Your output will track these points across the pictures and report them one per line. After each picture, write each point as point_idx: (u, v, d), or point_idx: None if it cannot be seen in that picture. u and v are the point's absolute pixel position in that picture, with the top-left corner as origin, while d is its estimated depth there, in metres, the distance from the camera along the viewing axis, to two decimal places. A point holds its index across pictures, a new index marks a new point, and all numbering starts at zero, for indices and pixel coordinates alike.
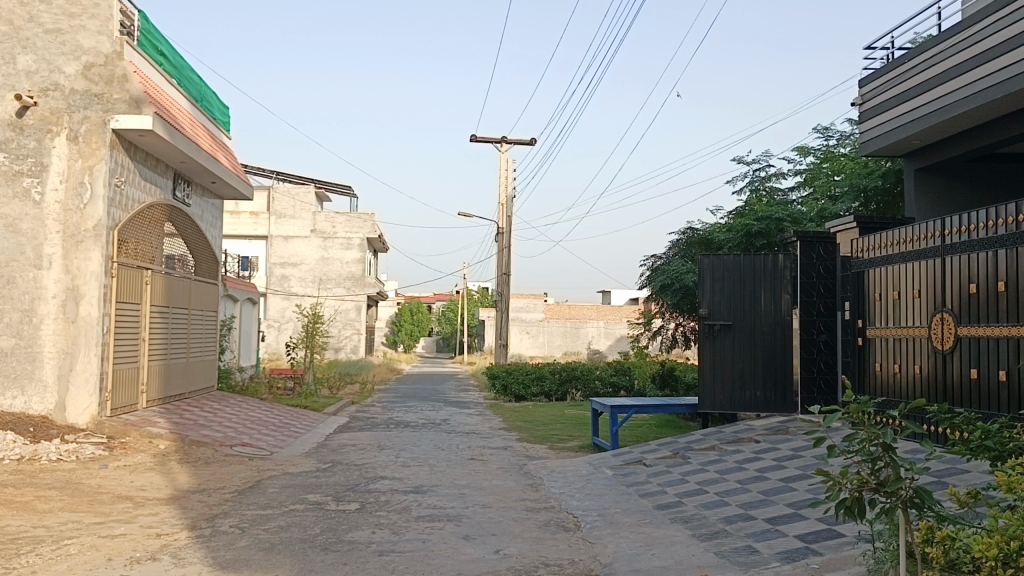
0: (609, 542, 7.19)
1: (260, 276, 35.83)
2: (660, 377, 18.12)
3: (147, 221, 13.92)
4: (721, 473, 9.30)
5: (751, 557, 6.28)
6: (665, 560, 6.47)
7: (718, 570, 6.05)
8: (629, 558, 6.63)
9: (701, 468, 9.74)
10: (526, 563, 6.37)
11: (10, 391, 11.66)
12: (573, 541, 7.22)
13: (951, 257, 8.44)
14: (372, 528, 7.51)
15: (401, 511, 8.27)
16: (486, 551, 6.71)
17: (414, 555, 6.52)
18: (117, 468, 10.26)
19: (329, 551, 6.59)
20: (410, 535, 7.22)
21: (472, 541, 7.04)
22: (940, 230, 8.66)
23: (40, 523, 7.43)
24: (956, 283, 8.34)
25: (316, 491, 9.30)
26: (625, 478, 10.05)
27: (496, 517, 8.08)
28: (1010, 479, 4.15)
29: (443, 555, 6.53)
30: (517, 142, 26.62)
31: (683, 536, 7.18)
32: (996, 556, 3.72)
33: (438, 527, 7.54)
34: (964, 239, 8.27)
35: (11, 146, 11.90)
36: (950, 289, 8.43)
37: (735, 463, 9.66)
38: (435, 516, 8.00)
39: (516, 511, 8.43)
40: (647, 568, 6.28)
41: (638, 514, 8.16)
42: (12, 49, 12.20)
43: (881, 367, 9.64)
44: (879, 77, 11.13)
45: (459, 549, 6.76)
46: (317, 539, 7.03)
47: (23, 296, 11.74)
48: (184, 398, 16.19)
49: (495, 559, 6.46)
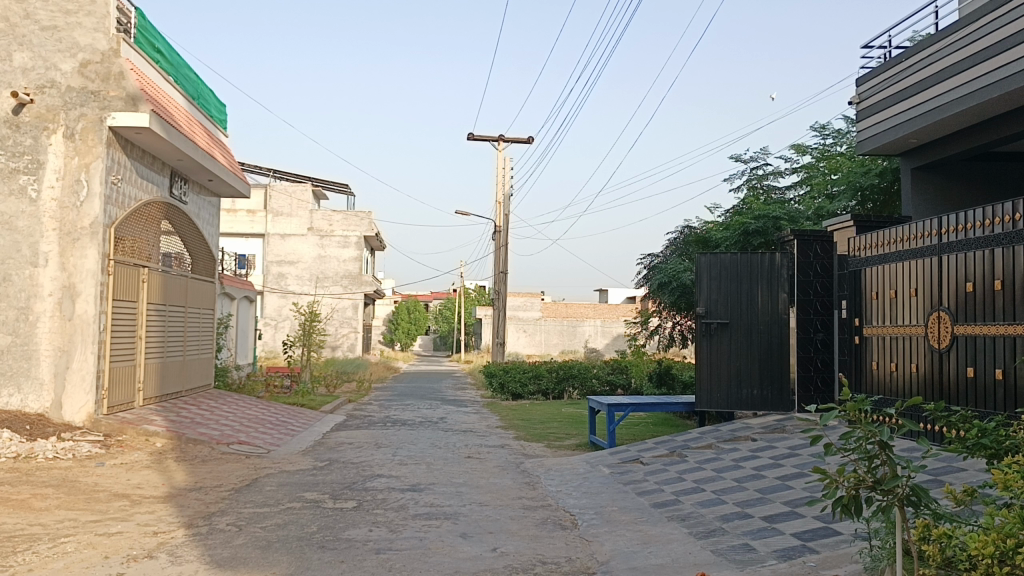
0: (606, 540, 7.17)
1: (257, 275, 35.78)
2: (657, 376, 18.12)
3: (144, 220, 13.87)
4: (718, 471, 9.29)
5: (748, 555, 6.27)
6: (662, 558, 6.46)
7: (716, 568, 6.04)
8: (626, 556, 6.62)
9: (698, 466, 9.73)
10: (523, 561, 6.35)
11: (6, 389, 11.60)
12: (570, 540, 7.20)
13: (948, 256, 8.44)
14: (370, 526, 7.49)
15: (398, 509, 8.25)
16: (483, 549, 6.70)
17: (412, 553, 6.50)
18: (114, 466, 10.23)
19: (326, 549, 6.57)
20: (407, 533, 7.20)
21: (470, 539, 7.02)
22: (937, 229, 8.65)
23: (37, 521, 7.40)
24: (952, 282, 8.33)
25: (313, 489, 9.27)
26: (622, 476, 10.05)
27: (493, 515, 8.06)
28: (1006, 476, 4.12)
29: (441, 553, 6.51)
30: (515, 142, 26.62)
31: (680, 534, 7.17)
32: (992, 554, 3.70)
33: (435, 525, 7.52)
34: (961, 238, 8.26)
35: (8, 144, 11.85)
36: (946, 288, 8.42)
37: (732, 461, 9.65)
38: (432, 515, 7.98)
39: (513, 509, 8.41)
40: (644, 567, 6.27)
41: (636, 513, 8.14)
42: (9, 46, 12.14)
43: (877, 366, 9.64)
44: (876, 76, 11.14)
45: (457, 547, 6.74)
46: (315, 536, 7.00)
47: (19, 294, 11.70)
48: (181, 396, 16.15)
49: (492, 557, 6.43)
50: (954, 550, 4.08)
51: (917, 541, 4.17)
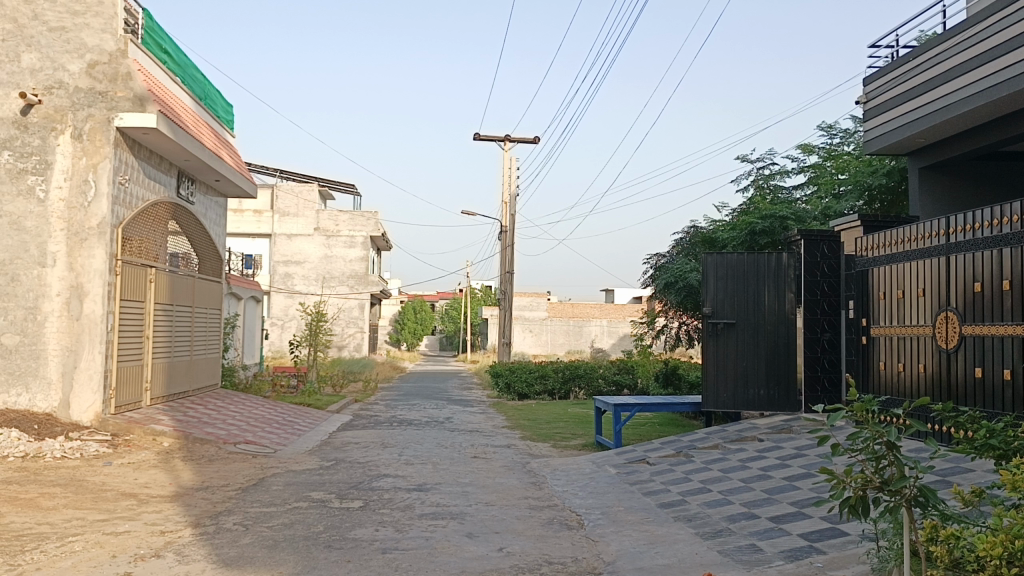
0: (612, 540, 7.17)
1: (263, 275, 35.86)
2: (663, 376, 18.11)
3: (150, 220, 13.90)
4: (725, 472, 9.27)
5: (754, 556, 6.25)
6: (667, 558, 6.45)
7: (721, 568, 6.02)
8: (631, 556, 6.61)
9: (704, 467, 9.71)
10: (528, 561, 6.35)
11: (14, 389, 11.64)
12: (575, 540, 7.19)
13: (956, 256, 8.39)
14: (376, 525, 7.51)
15: (404, 508, 8.25)
16: (488, 549, 6.70)
17: (417, 553, 6.50)
18: (121, 466, 10.26)
19: (332, 549, 6.58)
20: (413, 533, 7.20)
21: (475, 539, 7.02)
22: (945, 228, 8.61)
23: (44, 520, 7.43)
24: (960, 282, 8.29)
25: (319, 489, 9.29)
26: (627, 476, 10.04)
27: (499, 516, 8.06)
28: (1014, 477, 4.09)
29: (446, 553, 6.51)
30: (519, 142, 26.69)
31: (685, 534, 7.16)
32: (1000, 555, 3.67)
33: (440, 525, 7.52)
34: (969, 238, 8.22)
35: (15, 144, 11.89)
36: (954, 288, 8.38)
37: (738, 462, 9.63)
38: (437, 514, 7.99)
39: (519, 510, 8.41)
40: (650, 567, 6.26)
41: (641, 513, 8.13)
42: (16, 47, 12.20)
43: (885, 366, 9.61)
44: (882, 76, 11.12)
45: (462, 547, 6.74)
46: (321, 536, 7.01)
47: (27, 293, 11.75)
48: (188, 396, 16.20)
49: (498, 557, 6.43)
50: (962, 552, 4.06)
51: (926, 542, 4.14)
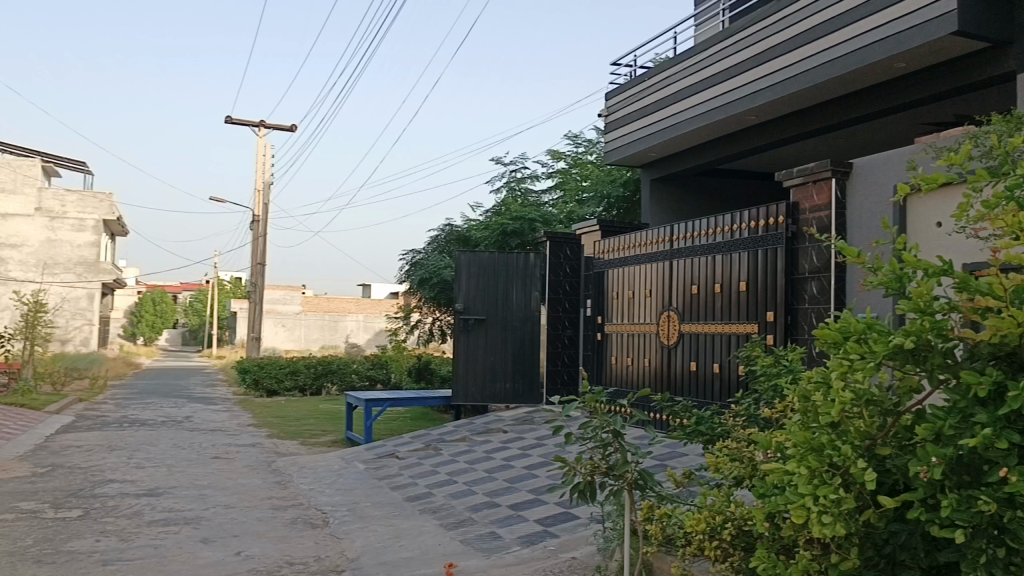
0: (358, 535, 6.77)
1: None
2: (416, 371, 18.09)
3: None
4: (473, 463, 9.18)
5: (493, 544, 6.13)
6: (414, 550, 6.17)
7: (463, 556, 5.86)
8: (378, 550, 6.26)
9: (453, 459, 9.57)
10: (268, 563, 5.81)
11: None
12: (321, 537, 6.73)
13: (678, 261, 8.93)
14: (97, 536, 6.51)
15: (132, 515, 7.32)
16: (225, 553, 6.05)
17: (145, 562, 5.72)
18: None
19: (41, 564, 5.62)
20: (141, 540, 6.35)
21: (212, 544, 6.34)
22: (668, 235, 9.13)
23: None
24: (681, 285, 8.85)
25: (34, 498, 8.02)
26: (376, 470, 9.67)
27: (240, 517, 7.38)
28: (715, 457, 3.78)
29: (178, 560, 5.80)
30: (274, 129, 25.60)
31: (433, 525, 6.93)
32: (700, 529, 3.22)
33: (172, 531, 6.72)
34: (688, 246, 8.77)
35: None
36: (676, 289, 8.92)
37: (484, 450, 9.65)
38: (171, 520, 7.13)
39: (263, 510, 7.76)
40: (396, 560, 5.95)
41: (390, 506, 7.82)
42: None
43: (615, 360, 10.07)
44: (620, 92, 11.67)
45: (196, 553, 6.04)
46: (28, 551, 5.97)
47: None
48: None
49: (235, 561, 5.84)
50: (675, 529, 3.86)
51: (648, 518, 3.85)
